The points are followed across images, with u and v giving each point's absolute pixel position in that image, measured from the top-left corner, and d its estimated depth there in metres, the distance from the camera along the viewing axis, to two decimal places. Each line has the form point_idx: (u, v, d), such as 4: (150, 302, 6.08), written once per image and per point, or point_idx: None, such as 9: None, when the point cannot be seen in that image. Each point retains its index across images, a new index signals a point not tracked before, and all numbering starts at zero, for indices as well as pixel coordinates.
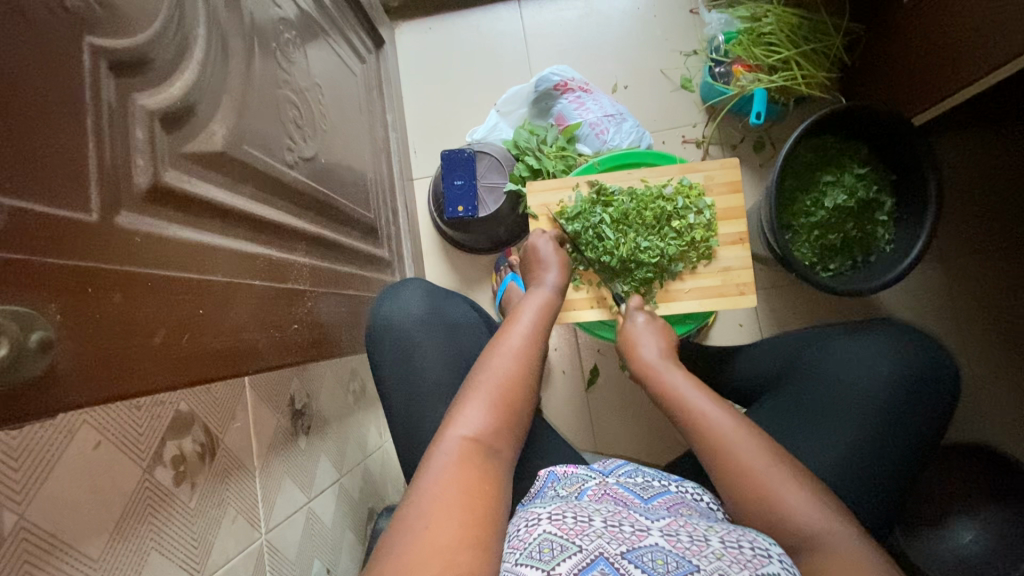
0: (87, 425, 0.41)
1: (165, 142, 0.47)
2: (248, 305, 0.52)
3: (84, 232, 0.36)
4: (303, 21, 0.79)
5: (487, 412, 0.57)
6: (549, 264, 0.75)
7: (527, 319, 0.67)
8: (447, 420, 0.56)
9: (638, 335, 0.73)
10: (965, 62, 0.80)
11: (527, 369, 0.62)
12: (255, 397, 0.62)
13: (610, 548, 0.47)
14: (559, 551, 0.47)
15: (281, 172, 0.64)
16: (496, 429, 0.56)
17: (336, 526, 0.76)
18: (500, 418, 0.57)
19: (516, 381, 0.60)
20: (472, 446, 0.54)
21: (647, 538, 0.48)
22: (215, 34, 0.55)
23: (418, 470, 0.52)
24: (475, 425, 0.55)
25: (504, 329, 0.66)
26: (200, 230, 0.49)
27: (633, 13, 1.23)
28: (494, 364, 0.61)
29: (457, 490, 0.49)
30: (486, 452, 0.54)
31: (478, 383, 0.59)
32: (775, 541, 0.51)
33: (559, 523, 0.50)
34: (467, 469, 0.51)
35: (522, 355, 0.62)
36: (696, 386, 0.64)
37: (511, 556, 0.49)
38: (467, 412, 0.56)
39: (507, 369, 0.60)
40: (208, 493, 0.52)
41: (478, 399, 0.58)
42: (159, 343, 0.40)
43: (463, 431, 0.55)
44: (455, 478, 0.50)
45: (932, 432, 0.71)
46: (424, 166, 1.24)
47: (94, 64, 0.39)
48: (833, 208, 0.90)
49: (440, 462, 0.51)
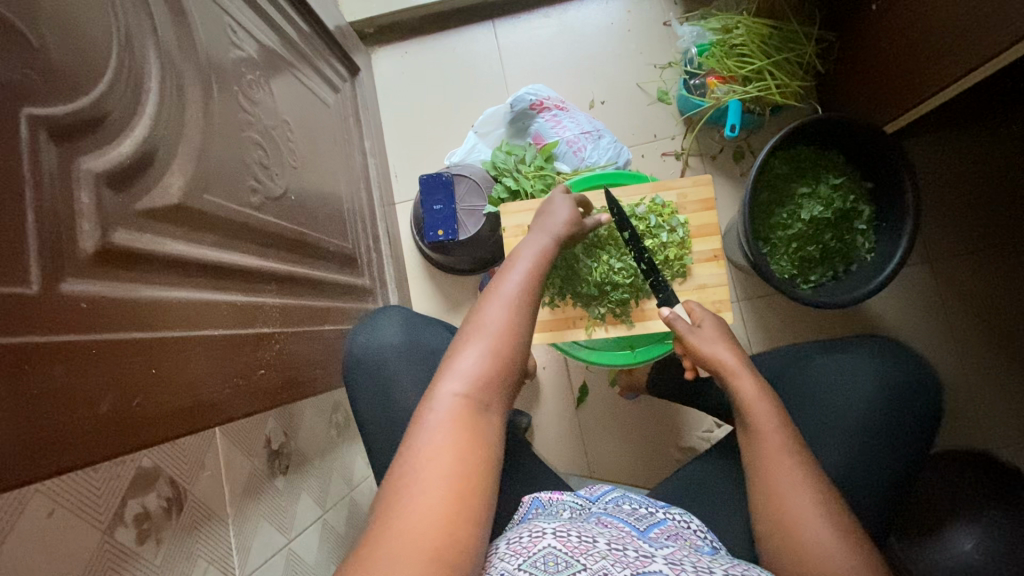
0: (40, 495, 0.41)
1: (115, 201, 0.47)
2: (205, 357, 0.52)
3: (22, 306, 0.36)
4: (267, 58, 0.79)
5: (486, 358, 0.55)
6: (559, 212, 0.71)
7: (525, 265, 0.63)
8: (442, 370, 0.54)
9: (714, 330, 0.68)
10: (934, 69, 0.80)
11: (522, 318, 0.58)
12: (226, 442, 0.62)
13: (614, 570, 0.47)
14: (564, 566, 0.48)
15: (246, 215, 0.64)
16: (487, 381, 0.54)
17: (319, 565, 0.76)
18: (497, 367, 0.55)
19: (511, 332, 0.57)
20: (462, 401, 0.52)
21: (652, 564, 0.49)
22: (170, 85, 0.55)
23: (412, 427, 0.51)
24: (466, 375, 0.54)
25: (503, 274, 0.62)
26: (153, 286, 0.49)
27: (607, 28, 1.23)
28: (487, 316, 0.57)
29: (451, 449, 0.49)
30: (477, 406, 0.53)
31: (469, 334, 0.57)
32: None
33: (564, 539, 0.51)
34: (458, 427, 0.51)
35: (518, 304, 0.59)
36: (766, 394, 0.62)
37: (512, 559, 0.50)
38: (463, 360, 0.55)
39: (500, 321, 0.57)
40: (174, 548, 0.52)
41: (473, 346, 0.55)
42: (103, 411, 0.40)
43: (455, 385, 0.53)
44: (451, 437, 0.50)
45: (920, 450, 0.70)
46: (405, 190, 1.25)
47: (32, 135, 0.39)
48: (810, 220, 0.89)
49: (435, 421, 0.51)
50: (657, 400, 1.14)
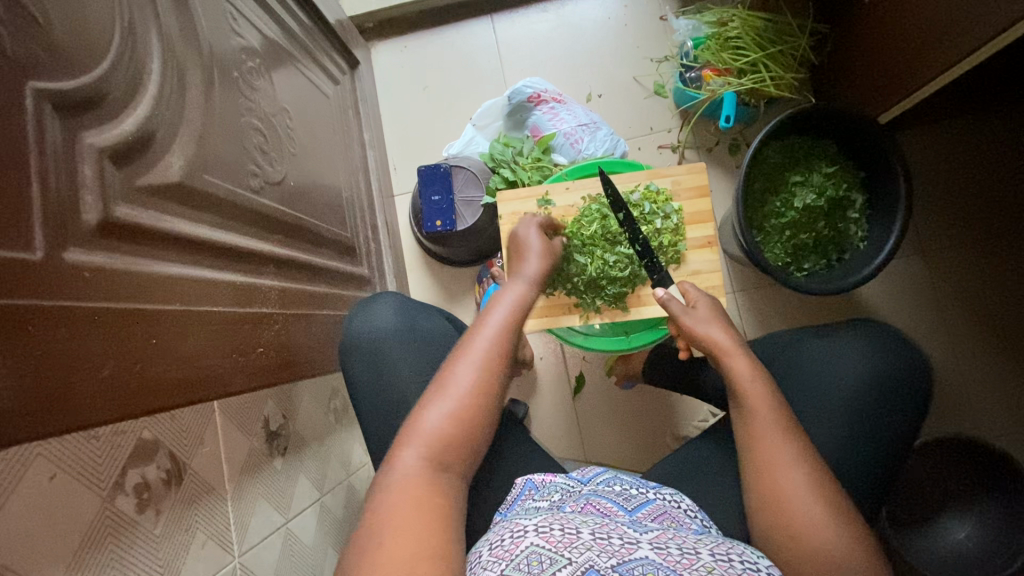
0: (41, 458, 0.42)
1: (117, 177, 0.48)
2: (205, 332, 0.53)
3: (27, 271, 0.37)
4: (267, 47, 0.80)
5: (449, 419, 0.57)
6: (532, 253, 0.75)
7: (497, 317, 0.66)
8: (406, 429, 0.57)
9: (706, 314, 0.70)
10: (925, 59, 0.81)
11: (490, 376, 0.60)
12: (225, 420, 0.63)
13: (600, 560, 0.47)
14: (549, 563, 0.47)
15: (246, 198, 0.66)
16: (451, 441, 0.57)
17: (317, 546, 0.77)
18: (460, 426, 0.57)
19: (477, 392, 0.59)
20: (424, 459, 0.54)
21: (637, 551, 0.49)
22: (171, 67, 0.56)
23: (377, 482, 0.54)
24: (429, 435, 0.56)
25: (473, 330, 0.64)
26: (154, 260, 0.50)
27: (604, 23, 1.24)
28: (456, 374, 0.60)
29: (413, 500, 0.51)
30: (439, 462, 0.55)
31: (438, 392, 0.59)
32: (764, 555, 0.54)
33: (547, 536, 0.51)
34: (419, 484, 0.53)
35: (486, 363, 0.61)
36: (759, 372, 0.63)
37: (496, 565, 0.49)
38: (427, 420, 0.57)
39: (467, 380, 0.59)
40: (173, 520, 0.53)
41: (437, 406, 0.58)
42: (106, 375, 0.41)
43: (418, 445, 0.55)
44: (413, 490, 0.52)
45: (910, 429, 0.71)
46: (404, 183, 1.26)
47: (37, 108, 0.40)
48: (802, 208, 0.90)
49: (400, 475, 0.53)
50: (653, 390, 1.15)
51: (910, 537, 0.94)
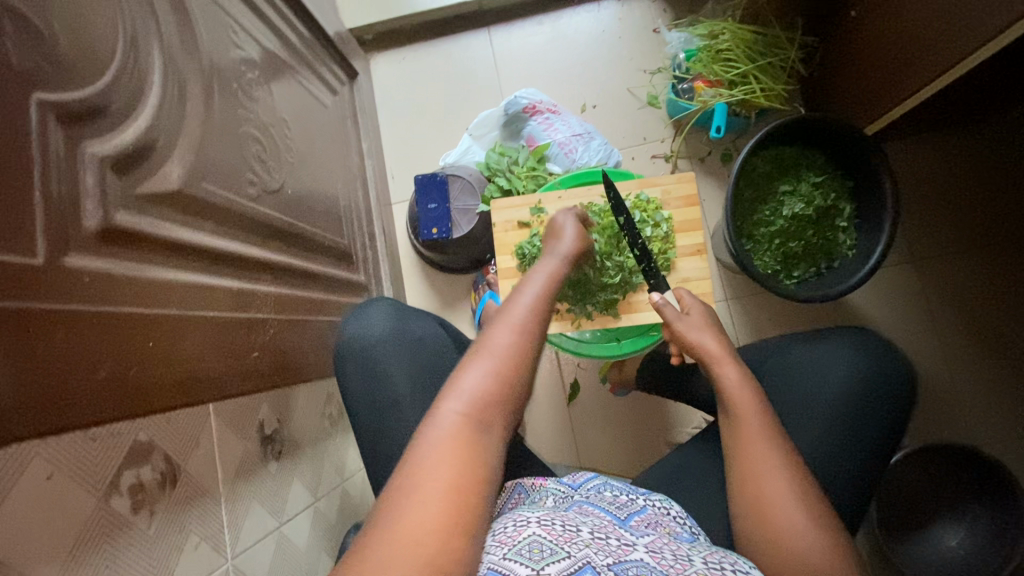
0: (39, 457, 0.43)
1: (117, 185, 0.49)
2: (202, 335, 0.54)
3: (27, 275, 0.38)
4: (267, 60, 0.82)
5: (491, 380, 0.54)
6: (568, 235, 0.73)
7: (535, 287, 0.64)
8: (446, 387, 0.54)
9: (699, 322, 0.70)
10: (911, 71, 0.83)
11: (528, 341, 0.58)
12: (220, 424, 0.64)
13: (597, 558, 0.48)
14: (549, 553, 0.48)
15: (243, 205, 0.67)
16: (489, 405, 0.53)
17: (310, 550, 0.77)
18: (500, 394, 0.54)
19: (516, 354, 0.56)
20: (465, 421, 0.51)
21: (633, 553, 0.50)
22: (172, 79, 0.58)
23: (412, 442, 0.50)
24: (470, 396, 0.53)
25: (512, 296, 0.62)
26: (152, 265, 0.51)
27: (598, 35, 1.27)
28: (496, 336, 0.57)
29: (448, 464, 0.48)
30: (479, 429, 0.51)
31: (476, 353, 0.56)
32: (754, 565, 0.54)
33: (549, 528, 0.52)
34: (456, 444, 0.50)
35: (525, 329, 0.59)
36: (749, 382, 0.64)
37: (497, 550, 0.49)
38: (465, 381, 0.54)
39: (507, 341, 0.57)
40: (167, 521, 0.54)
41: (478, 364, 0.55)
42: (102, 376, 0.42)
43: (457, 405, 0.52)
44: (448, 452, 0.49)
45: (894, 435, 0.72)
46: (401, 191, 1.27)
47: (41, 118, 0.42)
48: (791, 217, 0.92)
49: (435, 436, 0.50)
50: (647, 397, 1.16)
51: (904, 545, 0.94)
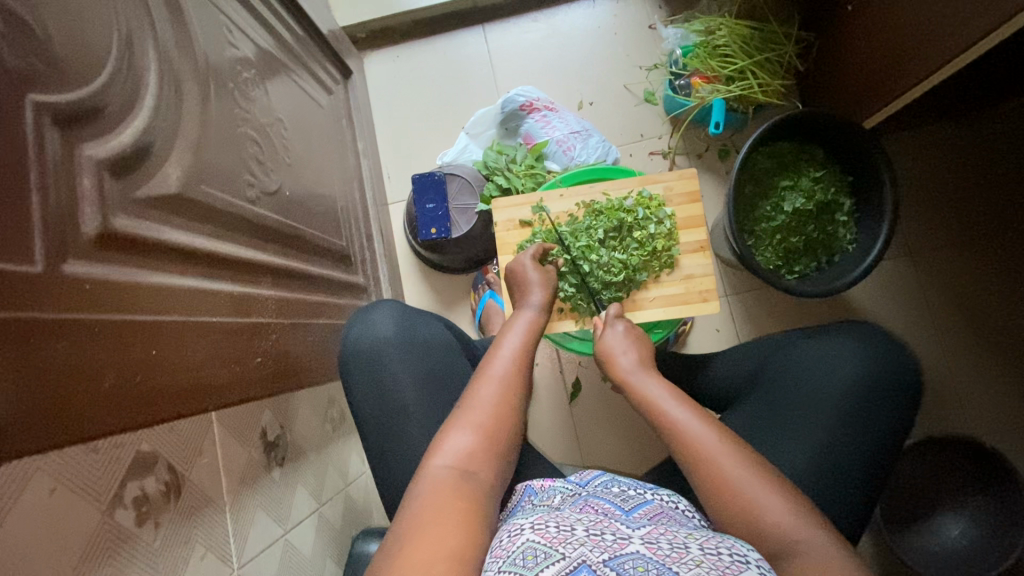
0: (40, 472, 0.42)
1: (115, 188, 0.48)
2: (205, 342, 0.53)
3: (27, 283, 0.37)
4: (262, 59, 0.81)
5: (476, 436, 0.60)
6: (534, 285, 0.76)
7: (512, 342, 0.70)
8: (432, 449, 0.59)
9: (616, 341, 0.73)
10: (905, 68, 0.84)
11: (513, 395, 0.64)
12: (223, 432, 0.62)
13: (592, 555, 0.46)
14: (542, 557, 0.47)
15: (242, 208, 0.66)
16: (478, 456, 0.59)
17: (316, 557, 0.76)
18: (485, 443, 0.60)
19: (501, 407, 0.63)
20: (453, 474, 0.56)
21: (629, 545, 0.48)
22: (168, 79, 0.57)
23: (402, 503, 0.54)
24: (457, 453, 0.58)
25: (490, 353, 0.68)
26: (153, 272, 0.50)
27: (594, 31, 1.26)
28: (482, 391, 0.63)
29: (440, 504, 0.52)
30: (465, 476, 0.56)
31: (464, 411, 0.62)
32: (753, 545, 0.52)
33: (543, 532, 0.50)
34: (446, 489, 0.54)
35: (505, 382, 0.65)
36: (668, 390, 0.66)
37: (494, 565, 0.48)
38: (453, 439, 0.59)
39: (491, 397, 0.63)
40: (172, 533, 0.53)
41: (466, 425, 0.60)
42: (109, 386, 0.41)
43: (447, 461, 0.57)
44: (435, 499, 0.53)
45: (899, 430, 0.72)
46: (398, 191, 1.26)
47: (37, 120, 0.40)
48: (792, 212, 0.92)
49: (423, 490, 0.54)
50: None
51: (909, 536, 0.95)
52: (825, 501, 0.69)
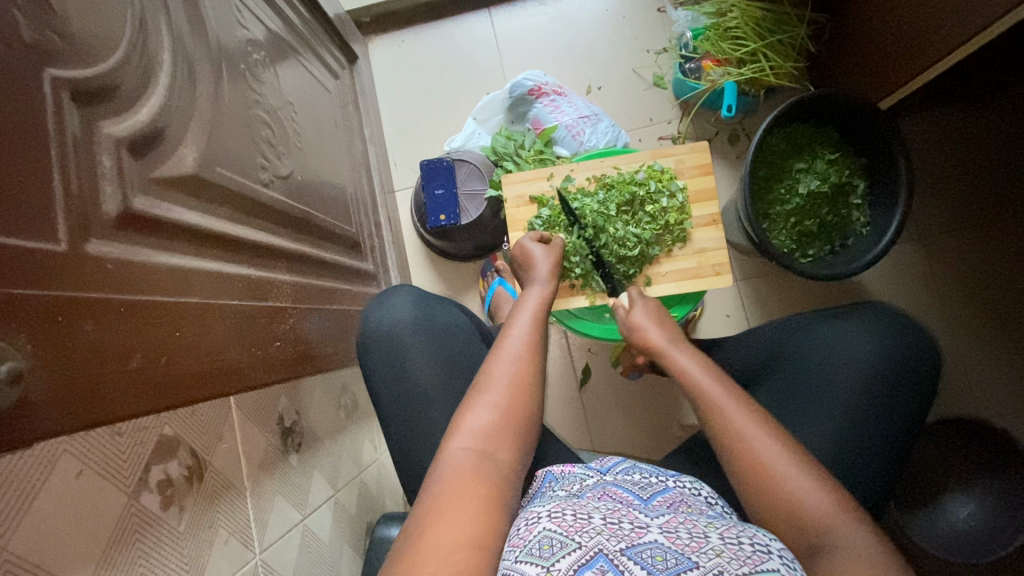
0: (67, 455, 0.41)
1: (134, 168, 0.47)
2: (225, 325, 0.52)
3: (52, 262, 0.36)
4: (271, 40, 0.79)
5: (494, 413, 0.59)
6: (539, 261, 0.75)
7: (524, 320, 0.69)
8: (452, 430, 0.58)
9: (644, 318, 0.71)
10: (920, 50, 0.83)
11: (529, 373, 0.63)
12: (242, 418, 0.62)
13: (610, 544, 0.46)
14: (559, 547, 0.46)
15: (256, 191, 0.65)
16: (495, 433, 0.58)
17: (333, 542, 0.76)
18: (504, 423, 0.59)
19: (521, 386, 0.62)
20: (474, 458, 0.55)
21: (647, 534, 0.48)
22: (181, 57, 0.55)
23: (423, 484, 0.54)
24: (475, 433, 0.58)
25: (503, 332, 0.67)
26: (173, 254, 0.49)
27: (602, 14, 1.24)
28: (497, 371, 0.63)
29: (460, 489, 0.52)
30: (485, 456, 0.56)
31: (480, 391, 0.61)
32: (775, 537, 0.51)
33: (559, 520, 0.50)
34: (464, 471, 0.54)
35: (521, 360, 0.64)
36: (704, 368, 0.64)
37: (510, 553, 0.48)
38: (471, 420, 0.59)
39: (509, 376, 0.62)
40: (197, 517, 0.53)
41: (484, 405, 0.60)
42: (134, 368, 0.40)
43: (467, 443, 0.57)
44: (457, 483, 0.52)
45: (915, 414, 0.72)
46: (404, 178, 1.25)
47: (56, 96, 0.39)
48: (806, 194, 0.92)
49: (444, 473, 0.54)
50: (659, 381, 1.16)
51: (924, 525, 0.95)
52: (843, 482, 0.69)
